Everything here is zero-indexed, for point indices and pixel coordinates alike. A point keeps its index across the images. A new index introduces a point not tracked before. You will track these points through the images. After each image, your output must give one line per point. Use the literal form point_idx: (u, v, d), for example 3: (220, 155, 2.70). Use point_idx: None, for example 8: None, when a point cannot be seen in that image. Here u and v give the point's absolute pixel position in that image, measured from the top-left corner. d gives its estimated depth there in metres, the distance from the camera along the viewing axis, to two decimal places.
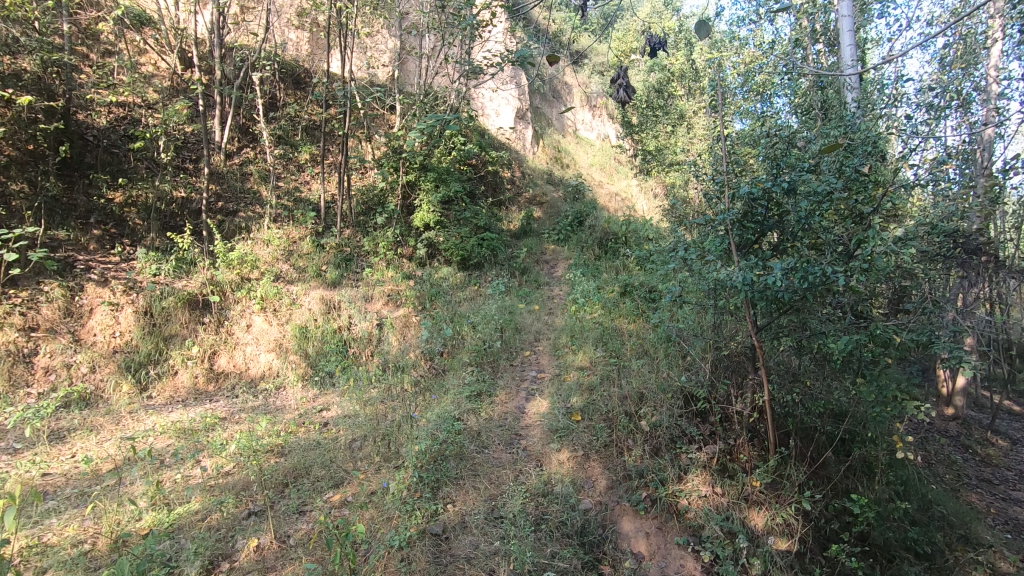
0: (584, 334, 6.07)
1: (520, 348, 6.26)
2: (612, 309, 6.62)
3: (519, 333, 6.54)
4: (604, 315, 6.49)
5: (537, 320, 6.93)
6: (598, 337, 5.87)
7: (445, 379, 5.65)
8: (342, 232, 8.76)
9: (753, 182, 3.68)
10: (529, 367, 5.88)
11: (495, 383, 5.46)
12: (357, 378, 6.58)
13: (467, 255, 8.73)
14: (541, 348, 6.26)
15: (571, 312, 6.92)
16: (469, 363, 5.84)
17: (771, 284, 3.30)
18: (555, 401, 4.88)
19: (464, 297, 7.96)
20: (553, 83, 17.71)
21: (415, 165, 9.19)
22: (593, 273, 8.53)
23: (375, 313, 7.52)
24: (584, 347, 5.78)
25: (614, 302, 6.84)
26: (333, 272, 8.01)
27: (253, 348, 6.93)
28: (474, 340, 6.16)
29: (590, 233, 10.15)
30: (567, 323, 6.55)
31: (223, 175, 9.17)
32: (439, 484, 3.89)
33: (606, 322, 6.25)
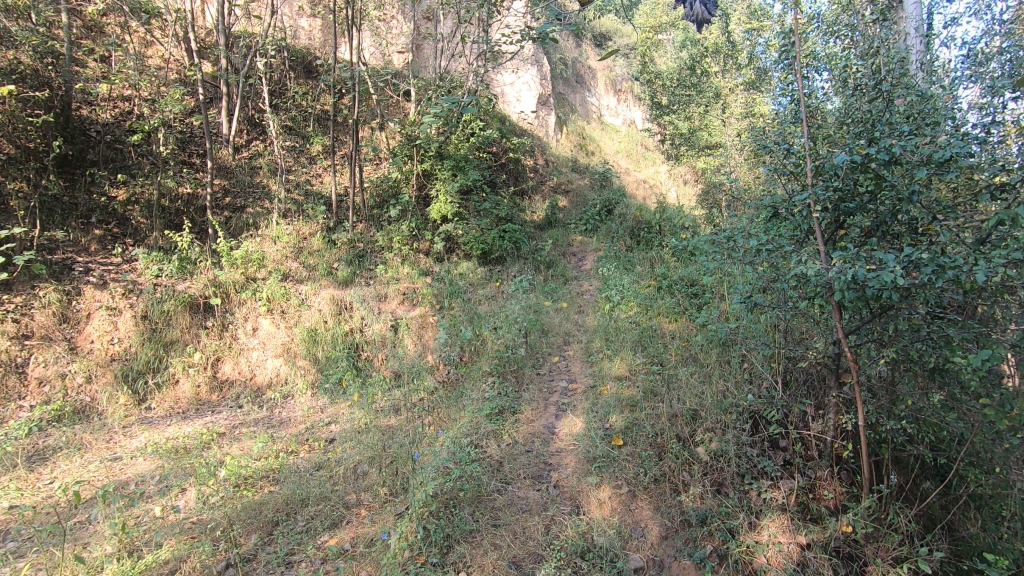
0: (621, 336, 5.38)
1: (548, 355, 5.61)
2: (650, 305, 5.90)
3: (546, 336, 5.90)
4: (642, 314, 5.78)
5: (566, 321, 6.26)
6: (636, 340, 5.19)
7: (464, 390, 5.04)
8: (355, 227, 8.21)
9: (845, 149, 2.91)
10: (558, 376, 5.24)
11: (520, 397, 4.83)
12: (368, 387, 6.05)
13: (488, 248, 8.07)
14: (572, 354, 5.60)
15: (603, 310, 6.22)
16: (491, 372, 5.19)
17: (880, 285, 2.56)
18: (592, 422, 4.25)
19: (484, 295, 7.36)
20: (576, 66, 16.90)
21: (430, 152, 8.58)
22: (624, 267, 7.82)
23: (390, 314, 6.97)
24: (621, 351, 5.10)
25: (651, 298, 6.11)
26: (344, 270, 7.46)
27: (259, 353, 6.44)
28: (496, 343, 5.53)
29: (620, 223, 9.40)
30: (600, 323, 5.86)
31: (232, 170, 8.81)
32: (451, 542, 3.25)
33: (645, 321, 5.55)
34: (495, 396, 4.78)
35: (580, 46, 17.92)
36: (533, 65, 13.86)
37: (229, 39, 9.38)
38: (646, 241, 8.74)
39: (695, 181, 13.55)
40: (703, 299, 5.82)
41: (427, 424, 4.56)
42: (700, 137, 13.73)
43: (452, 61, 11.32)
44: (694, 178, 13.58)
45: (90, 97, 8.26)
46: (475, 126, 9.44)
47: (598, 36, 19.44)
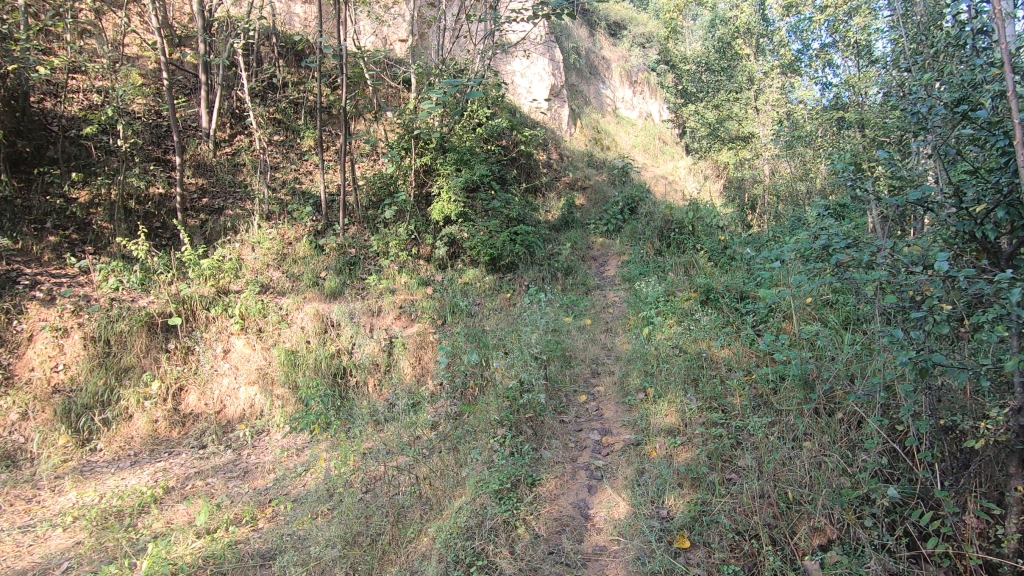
0: (664, 372, 4.37)
1: (574, 394, 4.63)
2: (692, 324, 4.91)
3: (568, 368, 4.92)
4: (690, 337, 4.71)
5: (590, 346, 5.28)
6: (684, 375, 4.19)
7: (470, 438, 4.10)
8: (346, 231, 7.26)
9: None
10: (587, 424, 4.27)
11: (539, 459, 3.84)
12: (355, 425, 5.09)
13: (497, 253, 6.95)
14: (605, 393, 4.62)
15: (638, 332, 5.20)
16: (500, 422, 4.13)
17: None
18: (640, 505, 3.30)
19: (493, 309, 6.37)
20: (590, 57, 15.83)
21: (431, 144, 7.55)
22: (654, 276, 6.78)
23: (383, 332, 6.01)
24: (668, 393, 4.09)
25: (697, 317, 5.07)
26: (333, 280, 6.50)
27: (230, 380, 5.52)
28: (509, 377, 4.54)
29: (647, 222, 8.32)
30: (637, 349, 4.85)
31: (212, 168, 7.94)
32: None
33: (691, 346, 4.51)
34: (513, 458, 3.80)
35: (594, 36, 16.86)
36: (546, 54, 12.89)
37: (209, 22, 8.43)
38: (678, 243, 7.64)
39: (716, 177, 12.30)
40: (763, 319, 4.76)
41: (421, 497, 3.60)
42: (729, 127, 12.60)
43: (458, 45, 10.30)
44: (715, 173, 12.45)
45: (53, 87, 7.38)
46: (481, 115, 8.42)
47: (612, 24, 18.33)
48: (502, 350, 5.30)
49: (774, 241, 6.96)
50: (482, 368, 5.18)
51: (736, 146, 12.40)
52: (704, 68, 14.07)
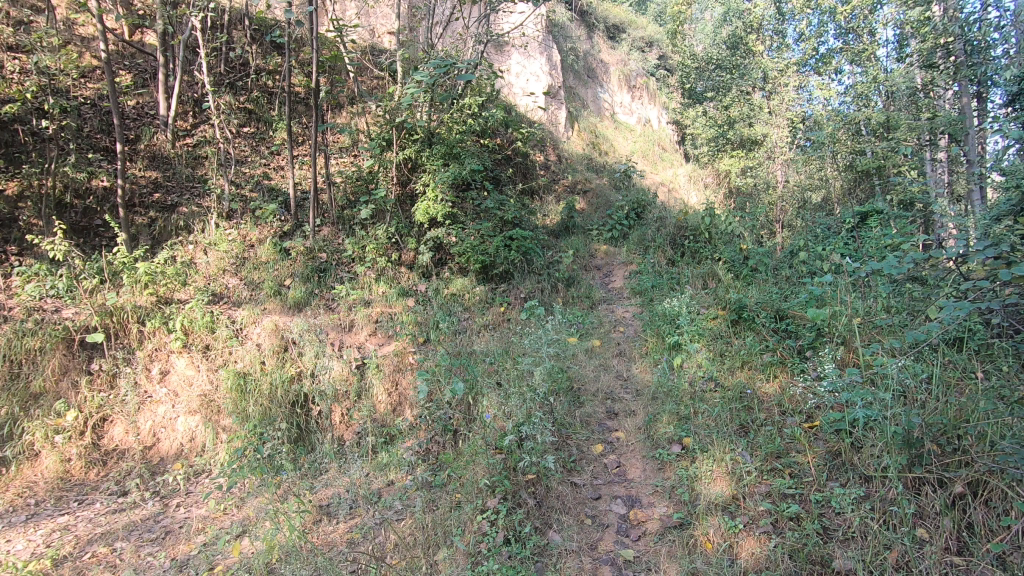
0: (705, 424, 3.61)
1: (587, 443, 3.85)
2: (725, 350, 4.19)
3: (577, 407, 4.13)
4: (731, 376, 3.93)
5: (602, 379, 4.47)
6: (732, 421, 3.55)
7: (454, 507, 3.31)
8: (318, 233, 6.36)
9: None
10: (611, 488, 3.52)
11: (545, 551, 3.07)
12: (324, 475, 4.27)
13: (490, 261, 6.03)
14: (627, 442, 3.86)
15: (662, 361, 4.45)
16: (489, 490, 3.31)
17: None
18: None
19: (483, 325, 5.50)
20: (588, 59, 15.07)
21: (416, 134, 6.63)
22: (668, 290, 5.95)
23: (354, 351, 5.13)
24: (712, 451, 3.37)
25: (735, 344, 4.22)
26: (298, 289, 5.60)
27: (166, 409, 4.60)
28: (504, 421, 3.68)
29: (657, 228, 7.47)
30: (665, 388, 4.07)
31: (169, 161, 7.03)
32: None
33: (731, 382, 3.87)
34: (510, 549, 3.03)
35: (591, 38, 16.11)
36: (543, 52, 12.10)
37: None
38: (692, 253, 6.80)
39: (717, 185, 11.52)
40: (818, 349, 3.91)
41: None
42: (740, 129, 11.81)
43: (450, 30, 9.38)
44: (717, 181, 11.70)
45: None
46: (473, 105, 7.47)
47: (611, 26, 17.53)
48: (496, 381, 4.44)
49: (803, 250, 6.14)
50: (471, 401, 4.33)
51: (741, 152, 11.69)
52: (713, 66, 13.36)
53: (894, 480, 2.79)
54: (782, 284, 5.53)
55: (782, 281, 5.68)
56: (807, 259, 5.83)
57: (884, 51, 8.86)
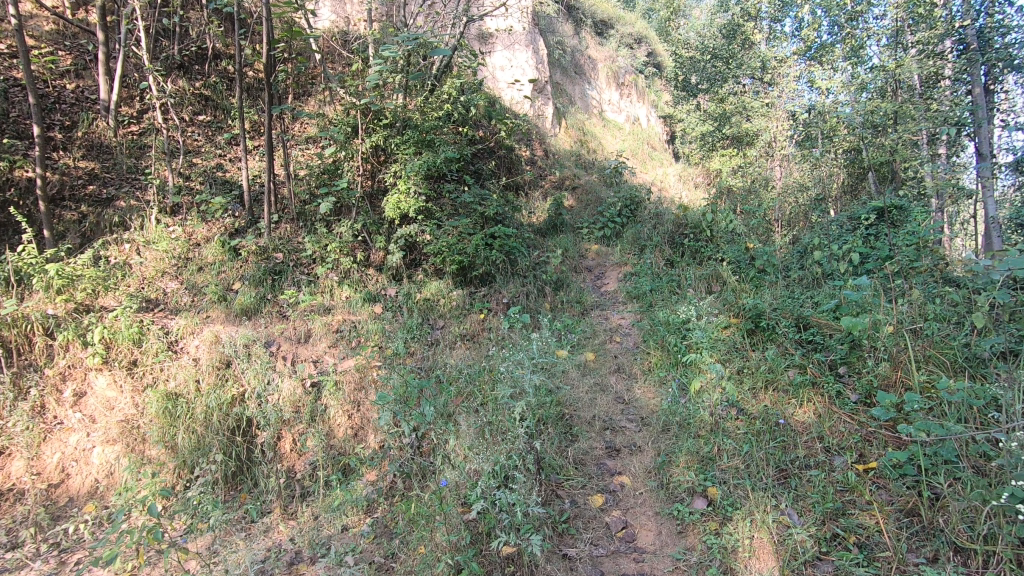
0: (736, 475, 3.00)
1: (584, 494, 3.19)
2: (743, 369, 3.60)
3: (570, 443, 3.47)
4: (760, 406, 3.33)
5: (598, 406, 3.81)
6: (764, 459, 3.01)
7: None
8: (274, 231, 5.64)
9: None
10: (616, 555, 2.86)
11: None
12: (263, 527, 3.57)
13: (468, 261, 5.30)
14: (634, 492, 3.20)
15: (670, 382, 3.83)
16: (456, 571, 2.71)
17: None
18: None
19: (460, 336, 4.81)
20: (575, 55, 14.46)
21: (384, 119, 5.84)
22: (668, 295, 5.32)
23: (308, 367, 4.42)
24: (744, 511, 2.80)
25: (759, 360, 3.60)
26: (246, 294, 4.87)
27: (79, 438, 3.91)
28: (486, 472, 3.06)
29: (653, 225, 6.81)
30: (680, 419, 3.42)
31: (109, 150, 6.24)
32: None
33: (755, 408, 3.34)
34: None
35: (579, 33, 15.48)
36: (530, 45, 11.42)
37: None
38: (692, 253, 6.16)
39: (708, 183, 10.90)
40: (860, 368, 3.29)
41: None
42: (736, 124, 11.23)
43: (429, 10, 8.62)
44: (707, 180, 11.10)
45: None
46: (451, 88, 6.72)
47: (600, 21, 16.85)
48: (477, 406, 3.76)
49: (816, 248, 5.52)
50: (441, 433, 3.68)
51: (730, 151, 11.20)
52: (710, 57, 12.55)
53: (1004, 555, 2.29)
54: (797, 289, 4.90)
55: (795, 285, 5.07)
56: (821, 259, 5.22)
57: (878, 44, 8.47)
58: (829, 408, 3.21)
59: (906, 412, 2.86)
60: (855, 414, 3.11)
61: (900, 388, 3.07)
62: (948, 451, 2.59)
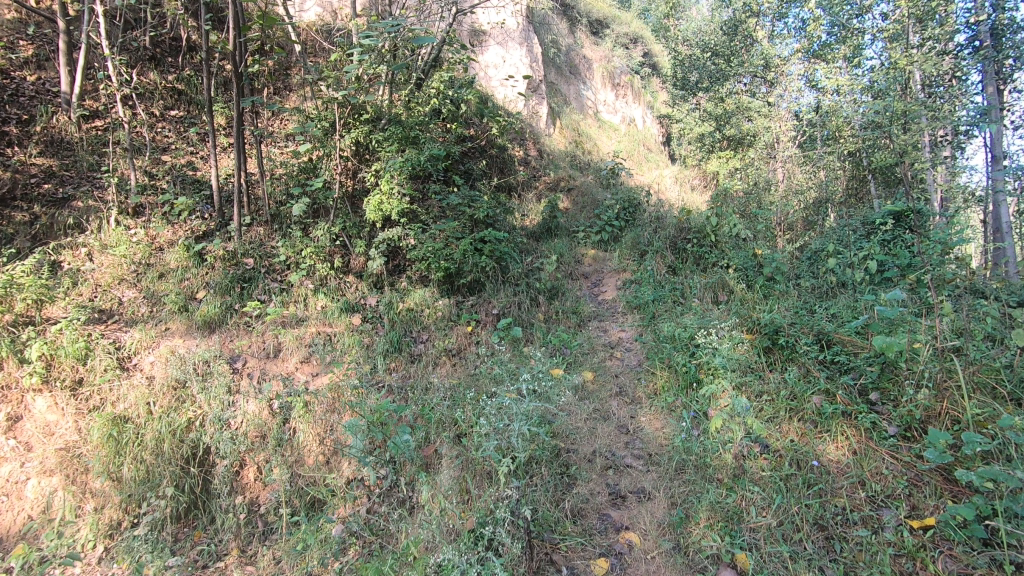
0: (771, 540, 2.55)
1: (585, 557, 2.69)
2: (762, 393, 3.24)
3: (568, 489, 3.03)
4: (786, 442, 2.95)
5: (599, 442, 3.40)
6: (791, 509, 2.63)
7: None
8: (246, 234, 5.20)
9: None
10: None
11: None
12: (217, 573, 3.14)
13: (456, 268, 4.86)
14: (644, 555, 2.70)
15: (680, 412, 3.45)
16: None
17: None
18: None
19: (445, 350, 4.40)
20: (570, 55, 14.08)
21: (365, 113, 5.37)
22: (672, 305, 4.94)
23: (277, 386, 4.01)
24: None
25: (777, 383, 3.26)
26: (210, 304, 4.44)
27: (12, 468, 3.48)
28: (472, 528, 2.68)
29: (654, 229, 6.42)
30: (696, 459, 3.04)
31: (69, 147, 5.78)
32: None
33: (778, 442, 2.97)
34: None
35: (575, 32, 15.11)
36: (523, 44, 11.03)
37: None
38: (696, 259, 5.78)
39: (705, 186, 10.54)
40: (900, 396, 2.88)
41: None
42: (737, 124, 10.86)
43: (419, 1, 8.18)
44: (704, 182, 10.76)
45: None
46: (439, 82, 6.33)
47: (595, 20, 16.45)
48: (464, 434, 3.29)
49: (830, 254, 5.14)
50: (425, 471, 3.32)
51: (727, 154, 10.89)
52: (710, 54, 11.92)
53: None
54: (812, 300, 4.53)
55: (809, 295, 4.69)
56: (835, 267, 4.86)
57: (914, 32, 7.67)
58: (869, 446, 2.81)
59: (963, 454, 2.49)
60: (897, 450, 2.74)
61: (947, 420, 2.68)
62: (1021, 507, 2.15)
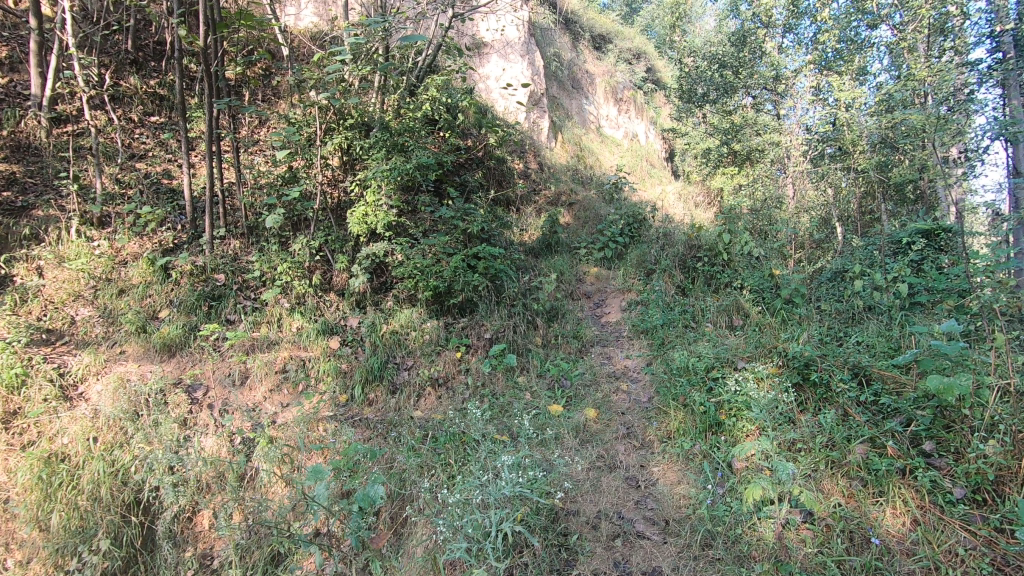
0: None
1: None
2: (791, 445, 2.83)
3: (569, 568, 2.53)
4: (832, 507, 2.53)
5: (604, 502, 2.93)
6: None
7: None
8: (219, 247, 4.79)
9: None
10: None
11: None
12: None
13: (445, 286, 4.43)
14: None
15: (698, 462, 3.05)
16: None
17: None
18: None
19: (431, 379, 3.97)
20: (573, 69, 13.80)
21: (349, 118, 5.02)
22: (683, 330, 4.52)
23: (240, 418, 3.58)
24: None
25: (811, 428, 2.86)
26: (173, 326, 4.04)
27: None
28: None
29: (661, 246, 6.00)
30: (725, 534, 2.56)
31: (38, 153, 5.34)
32: None
33: (824, 508, 2.53)
34: None
35: (577, 46, 14.85)
36: (525, 56, 10.67)
37: None
38: (707, 278, 5.35)
39: (709, 203, 10.17)
40: (962, 448, 2.47)
41: None
42: (745, 138, 10.49)
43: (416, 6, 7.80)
44: (708, 199, 10.39)
45: None
46: (434, 87, 5.99)
47: (598, 36, 16.20)
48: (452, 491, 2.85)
49: (854, 275, 4.72)
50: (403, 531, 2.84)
51: (731, 170, 10.54)
52: (717, 65, 11.39)
53: None
54: (838, 326, 4.10)
55: (834, 320, 4.26)
56: (861, 289, 4.43)
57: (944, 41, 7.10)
58: (937, 516, 2.40)
59: None
60: (968, 518, 2.33)
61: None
62: None
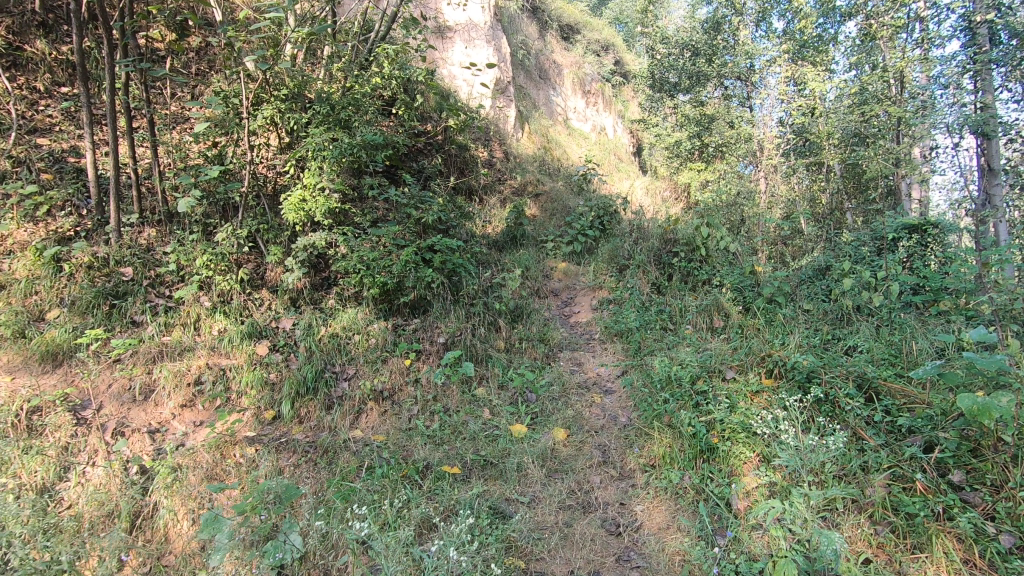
0: None
1: None
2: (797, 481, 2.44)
3: None
4: (863, 568, 2.14)
5: (577, 560, 2.46)
6: None
7: None
8: (129, 236, 4.09)
9: None
10: None
11: None
12: None
13: (395, 283, 3.88)
14: None
15: (691, 503, 2.63)
16: None
17: None
18: None
19: (376, 391, 3.43)
20: (540, 59, 13.30)
21: (284, 88, 4.34)
22: (661, 333, 4.13)
23: (139, 441, 2.97)
24: None
25: (819, 454, 2.49)
26: (62, 330, 3.37)
27: None
28: None
29: (634, 240, 5.56)
30: None
31: None
32: None
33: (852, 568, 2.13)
34: None
35: (544, 35, 14.35)
36: (490, 41, 10.07)
37: None
38: (684, 275, 4.93)
39: (677, 199, 9.85)
40: (1001, 482, 2.15)
41: None
42: (717, 132, 10.18)
43: None
44: (676, 194, 10.08)
45: None
46: (385, 59, 5.37)
47: (565, 26, 15.72)
48: (399, 544, 2.32)
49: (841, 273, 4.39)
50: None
51: (699, 166, 10.23)
52: (690, 53, 11.03)
53: None
54: (828, 329, 3.77)
55: (822, 322, 3.92)
56: (850, 288, 4.09)
57: (904, 37, 7.03)
58: (984, 573, 2.03)
59: None
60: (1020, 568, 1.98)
61: None
62: None
